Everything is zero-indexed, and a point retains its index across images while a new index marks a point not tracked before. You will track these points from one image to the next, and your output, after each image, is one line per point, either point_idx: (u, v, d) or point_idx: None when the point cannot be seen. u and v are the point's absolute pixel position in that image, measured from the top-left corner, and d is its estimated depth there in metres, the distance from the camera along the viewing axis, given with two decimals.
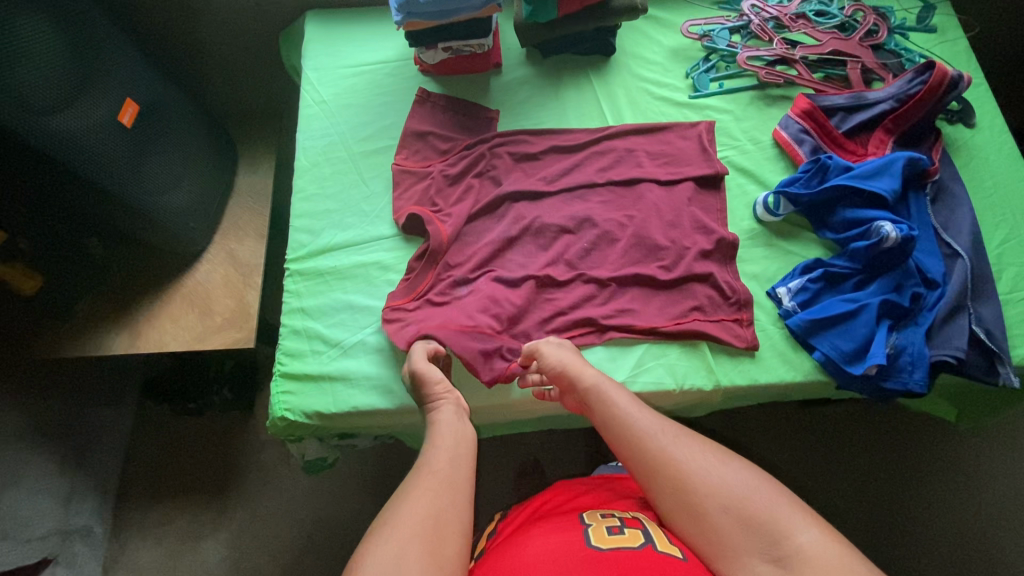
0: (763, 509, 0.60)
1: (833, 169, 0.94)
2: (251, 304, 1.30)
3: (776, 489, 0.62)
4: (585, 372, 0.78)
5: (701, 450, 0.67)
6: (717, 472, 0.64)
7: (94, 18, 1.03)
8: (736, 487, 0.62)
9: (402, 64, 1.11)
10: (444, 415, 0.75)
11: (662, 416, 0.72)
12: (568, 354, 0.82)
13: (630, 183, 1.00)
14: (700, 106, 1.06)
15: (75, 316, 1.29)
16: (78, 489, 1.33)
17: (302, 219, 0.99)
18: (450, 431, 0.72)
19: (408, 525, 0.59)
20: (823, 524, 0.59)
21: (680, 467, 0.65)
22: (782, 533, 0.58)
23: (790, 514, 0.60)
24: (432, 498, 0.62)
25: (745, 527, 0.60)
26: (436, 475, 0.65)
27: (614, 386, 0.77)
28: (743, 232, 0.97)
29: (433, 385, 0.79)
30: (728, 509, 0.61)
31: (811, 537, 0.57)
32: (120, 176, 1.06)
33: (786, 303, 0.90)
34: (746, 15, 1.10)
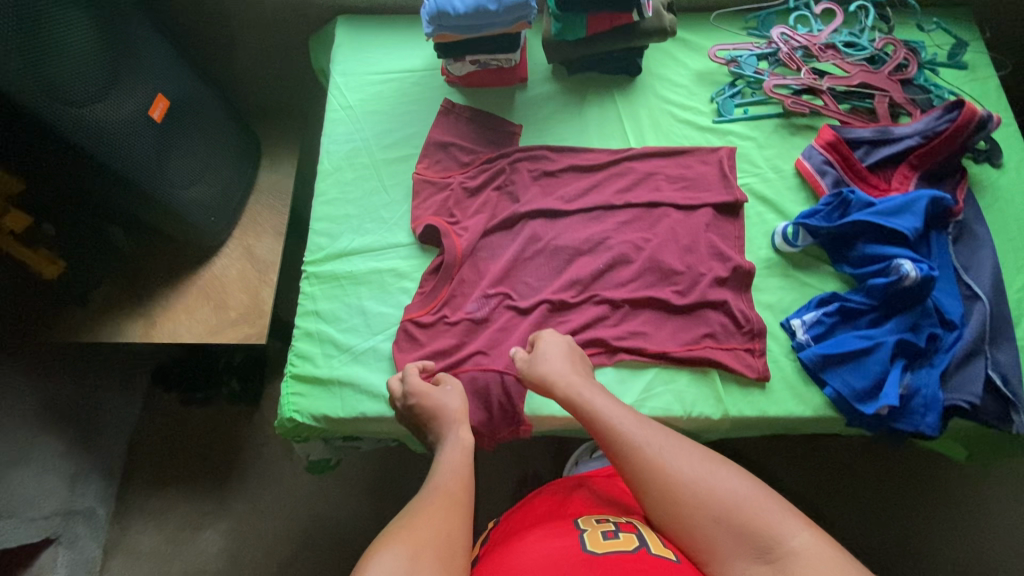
0: (753, 515, 0.62)
1: (856, 204, 0.92)
2: (265, 301, 1.32)
3: (766, 494, 0.65)
4: (567, 382, 0.79)
5: (693, 458, 0.69)
6: (709, 481, 0.66)
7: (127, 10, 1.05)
8: (728, 495, 0.65)
9: (428, 74, 1.12)
10: (450, 449, 0.76)
11: (651, 424, 0.74)
12: (549, 362, 0.83)
13: (648, 206, 1.00)
14: (723, 131, 1.06)
15: (92, 303, 1.31)
16: (84, 470, 1.36)
17: (321, 222, 1.01)
18: (455, 461, 0.74)
19: (419, 536, 0.60)
20: (812, 526, 0.62)
21: (671, 478, 0.67)
22: (774, 538, 0.61)
23: (781, 519, 0.62)
24: (440, 517, 0.64)
25: (737, 534, 0.62)
26: (444, 499, 0.67)
27: (598, 396, 0.78)
28: (760, 261, 0.96)
29: (450, 415, 0.80)
30: (718, 519, 0.63)
31: (802, 540, 0.60)
32: (148, 170, 1.08)
33: (799, 336, 0.89)
34: (775, 42, 1.09)
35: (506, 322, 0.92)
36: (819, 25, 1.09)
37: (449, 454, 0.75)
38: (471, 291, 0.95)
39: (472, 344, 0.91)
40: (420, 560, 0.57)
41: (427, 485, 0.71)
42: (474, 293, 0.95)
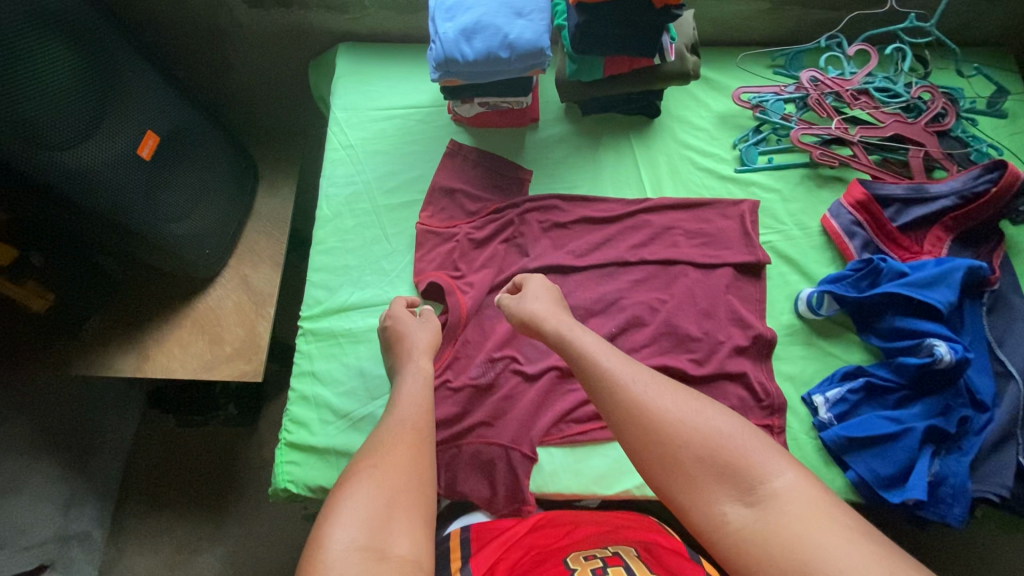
0: (736, 452, 0.56)
1: (887, 274, 0.87)
2: (262, 335, 1.27)
3: (751, 431, 0.59)
4: (553, 317, 0.78)
5: (675, 393, 0.63)
6: (689, 415, 0.60)
7: (110, 40, 0.96)
8: (710, 430, 0.58)
9: (435, 110, 1.06)
10: (409, 376, 0.79)
11: (633, 361, 0.69)
12: (537, 302, 0.83)
13: (665, 263, 0.95)
14: (745, 181, 1.00)
15: (84, 334, 1.27)
16: (78, 494, 1.34)
17: (319, 273, 0.96)
18: (416, 394, 0.77)
19: (390, 475, 0.63)
20: (800, 466, 0.55)
21: (649, 409, 0.62)
22: (757, 478, 0.54)
23: (767, 459, 0.56)
24: (407, 453, 0.67)
25: (717, 473, 0.56)
26: (406, 431, 0.70)
27: (581, 332, 0.75)
28: (781, 327, 0.91)
29: (418, 342, 0.85)
30: (699, 457, 0.57)
31: (786, 481, 0.53)
32: (140, 210, 1.02)
33: (822, 414, 0.85)
34: (805, 86, 1.01)
35: (512, 390, 0.88)
36: (852, 67, 1.02)
37: (411, 388, 0.78)
38: (474, 353, 0.91)
39: (475, 413, 0.87)
40: (394, 504, 0.60)
41: (392, 416, 0.74)
42: (477, 356, 0.90)
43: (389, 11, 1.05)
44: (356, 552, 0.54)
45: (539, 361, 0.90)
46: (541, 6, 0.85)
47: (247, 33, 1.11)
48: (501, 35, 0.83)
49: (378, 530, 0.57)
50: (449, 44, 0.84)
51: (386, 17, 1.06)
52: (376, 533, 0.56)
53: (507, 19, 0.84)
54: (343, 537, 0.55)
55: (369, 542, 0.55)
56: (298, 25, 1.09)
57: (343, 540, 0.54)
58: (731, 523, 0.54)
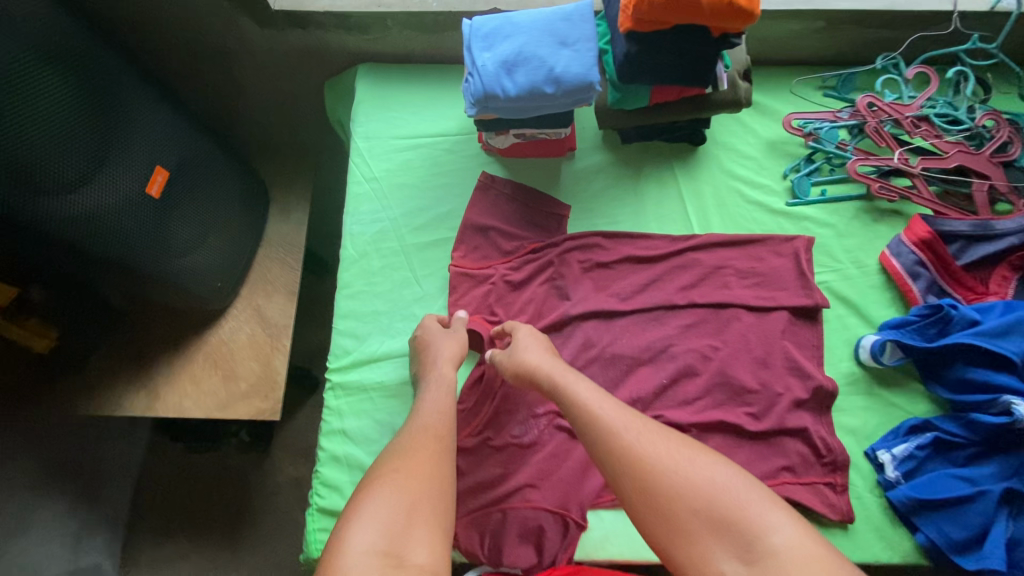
0: (733, 506, 0.58)
1: (957, 321, 0.81)
2: (278, 371, 1.20)
3: (749, 483, 0.60)
4: (545, 365, 0.76)
5: (670, 445, 0.64)
6: (686, 469, 0.61)
7: (107, 63, 0.85)
8: (706, 484, 0.60)
9: (463, 138, 0.99)
10: (430, 391, 0.77)
11: (629, 410, 0.70)
12: (528, 351, 0.79)
13: (716, 307, 0.89)
14: (797, 215, 0.94)
15: (90, 370, 1.20)
16: (89, 524, 1.28)
17: (346, 320, 0.89)
18: (437, 399, 0.76)
19: (413, 479, 0.64)
20: (797, 518, 0.57)
21: (647, 463, 0.63)
22: (756, 534, 0.56)
23: (766, 512, 0.57)
24: (427, 460, 0.67)
25: (717, 530, 0.57)
26: (428, 439, 0.70)
27: (577, 379, 0.74)
28: (840, 376, 0.87)
29: (443, 352, 0.82)
30: (696, 512, 0.58)
31: (785, 537, 0.55)
32: (149, 249, 0.95)
33: (888, 472, 0.81)
34: (861, 112, 0.95)
35: (557, 447, 0.83)
36: (910, 91, 0.96)
37: (432, 394, 0.77)
38: (516, 407, 0.86)
39: (519, 473, 0.82)
40: (413, 509, 0.61)
41: (415, 421, 0.73)
42: (520, 410, 0.86)
43: (413, 31, 0.97)
44: (374, 557, 0.55)
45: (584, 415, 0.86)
46: (587, 33, 0.79)
47: (258, 52, 1.03)
48: (547, 68, 0.76)
49: (396, 536, 0.58)
50: (489, 77, 0.77)
51: (409, 37, 0.98)
52: (395, 538, 0.57)
53: (551, 49, 0.78)
54: (362, 541, 0.56)
55: (389, 549, 0.56)
56: (313, 45, 1.01)
57: (361, 544, 0.56)
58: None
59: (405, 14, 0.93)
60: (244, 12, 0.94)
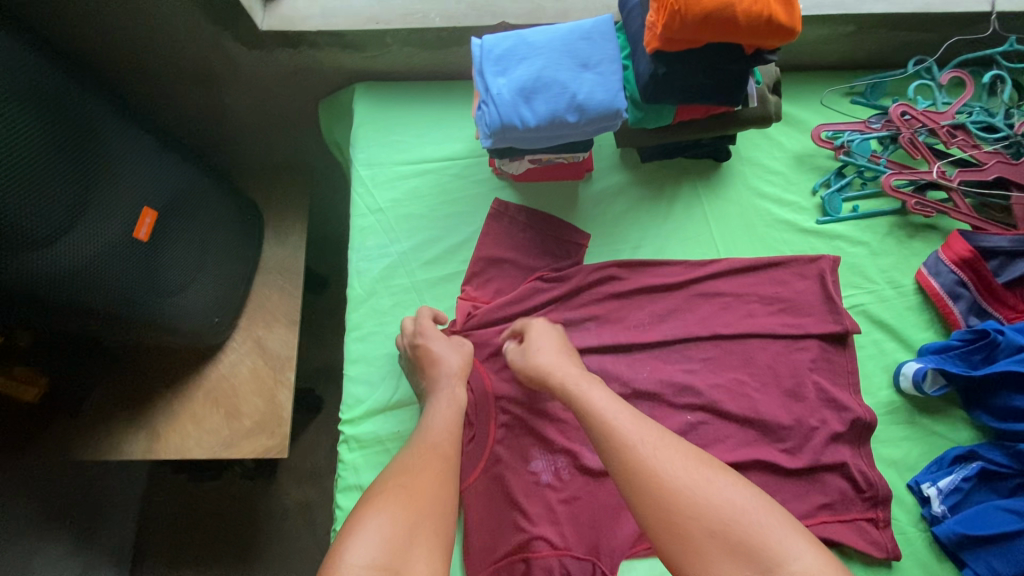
0: (753, 531, 0.55)
1: (1004, 348, 0.77)
2: (283, 407, 1.14)
3: (769, 505, 0.57)
4: (561, 369, 0.72)
5: (685, 460, 0.61)
6: (705, 487, 0.58)
7: (76, 97, 0.76)
8: (726, 507, 0.57)
9: (472, 161, 0.93)
10: (438, 409, 0.73)
11: (647, 420, 0.65)
12: (543, 353, 0.75)
13: (747, 336, 0.84)
14: (828, 234, 0.89)
15: (84, 413, 1.12)
16: (92, 563, 1.24)
17: (357, 365, 0.84)
18: (445, 416, 0.73)
19: (412, 495, 0.61)
20: (817, 546, 0.55)
21: (661, 475, 0.59)
22: (774, 559, 0.53)
23: (785, 539, 0.55)
24: (433, 477, 0.64)
25: (733, 552, 0.54)
26: (431, 455, 0.67)
27: (590, 388, 0.70)
28: (878, 405, 0.83)
29: (450, 369, 0.77)
30: (714, 533, 0.55)
31: (805, 564, 0.53)
32: (136, 292, 0.87)
33: (934, 506, 0.77)
34: (894, 122, 0.90)
35: (581, 491, 0.79)
36: (944, 98, 0.91)
37: (438, 411, 0.73)
38: (535, 451, 0.80)
39: (539, 523, 0.76)
40: (415, 522, 0.59)
41: (417, 436, 0.71)
42: (538, 451, 0.80)
43: (414, 48, 0.90)
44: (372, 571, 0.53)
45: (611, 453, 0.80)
46: (609, 54, 0.73)
47: (245, 75, 0.96)
48: (568, 94, 0.70)
49: (398, 550, 0.55)
50: (506, 107, 0.70)
51: (410, 54, 0.91)
52: (392, 554, 0.55)
53: (572, 72, 0.72)
54: (361, 556, 0.54)
55: (386, 564, 0.54)
56: (308, 66, 0.95)
57: (361, 557, 0.54)
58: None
59: (406, 32, 0.86)
60: (227, 32, 0.86)
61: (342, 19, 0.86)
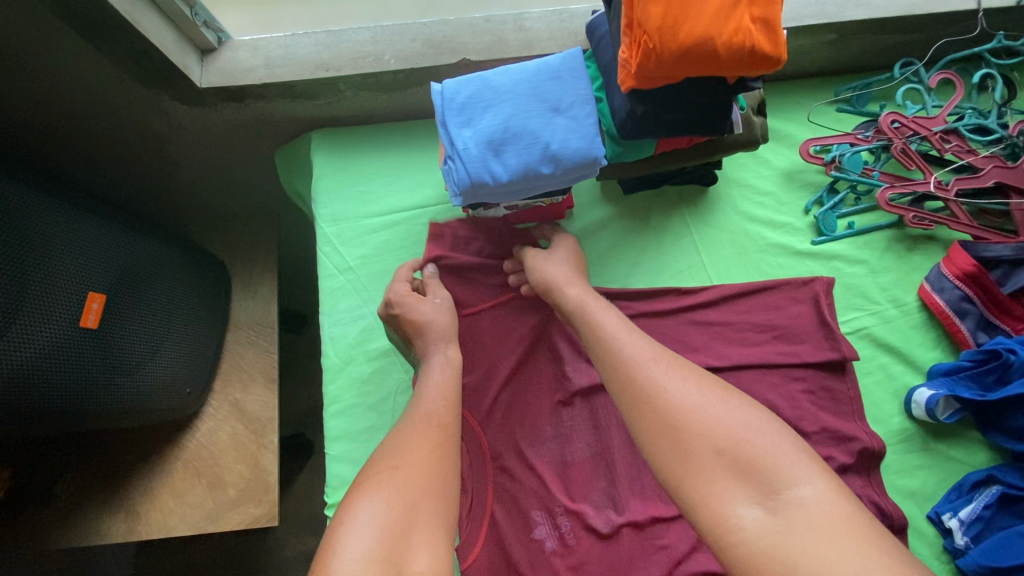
0: (760, 452, 0.52)
1: (1016, 369, 0.73)
2: (270, 471, 1.05)
3: (777, 428, 0.54)
4: (574, 285, 0.72)
5: (691, 383, 0.58)
6: (714, 407, 0.55)
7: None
8: (732, 424, 0.54)
9: (446, 208, 0.87)
10: (432, 369, 0.71)
11: (657, 345, 0.63)
12: (558, 265, 0.76)
13: (750, 372, 0.80)
14: (826, 255, 0.85)
15: (54, 500, 1.03)
16: None
17: (339, 443, 0.78)
18: (442, 383, 0.68)
19: (411, 480, 0.56)
20: (826, 473, 0.51)
21: (664, 395, 0.56)
22: (781, 482, 0.50)
23: (792, 463, 0.51)
24: (432, 451, 0.60)
25: (739, 472, 0.51)
26: (429, 428, 0.62)
27: (606, 308, 0.69)
28: (891, 433, 0.80)
29: (438, 327, 0.74)
30: (719, 451, 0.52)
31: (811, 490, 0.49)
32: (96, 377, 0.80)
33: (957, 538, 0.74)
34: (884, 131, 0.85)
35: (588, 556, 0.73)
36: (934, 101, 0.87)
37: (436, 376, 0.69)
38: (538, 518, 0.75)
39: None
40: (416, 504, 0.54)
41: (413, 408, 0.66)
42: (540, 518, 0.75)
43: (371, 92, 0.83)
44: (370, 565, 0.48)
45: (618, 509, 0.75)
46: (582, 94, 0.67)
47: (190, 131, 0.89)
48: (541, 143, 0.64)
49: (396, 541, 0.51)
50: (474, 163, 0.64)
51: (367, 98, 0.84)
52: (393, 542, 0.51)
53: (543, 118, 0.66)
54: (357, 549, 0.49)
55: (387, 555, 0.49)
56: (258, 118, 0.87)
57: (356, 550, 0.49)
58: (746, 527, 0.49)
59: (360, 77, 0.79)
60: (163, 93, 0.80)
61: (289, 69, 0.79)
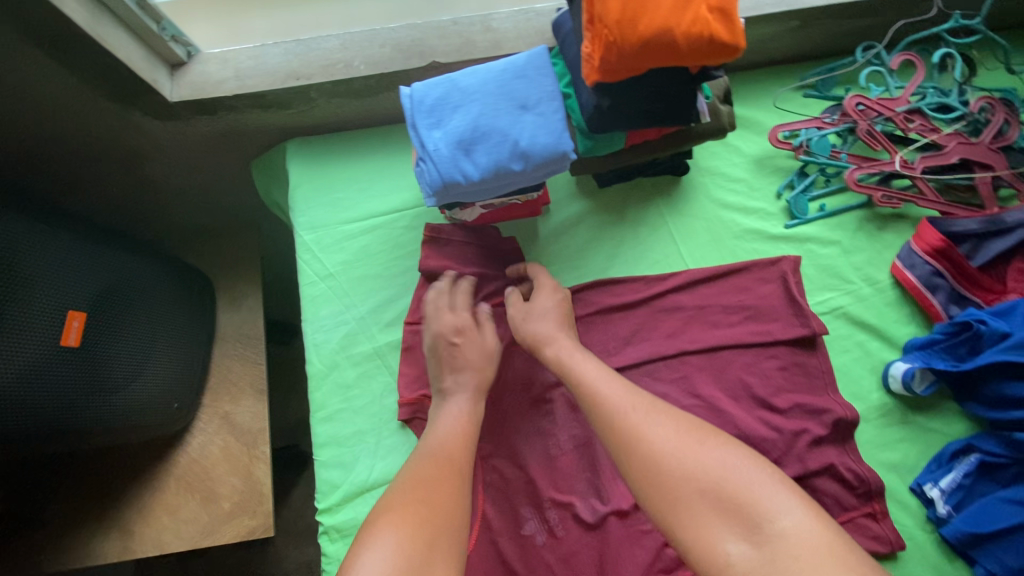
0: (741, 487, 0.53)
1: (987, 338, 0.75)
2: (263, 482, 1.04)
3: (755, 464, 0.56)
4: (557, 340, 0.73)
5: (671, 426, 0.60)
6: (694, 450, 0.57)
7: None
8: (712, 464, 0.55)
9: (424, 210, 0.87)
10: (451, 412, 0.71)
11: (636, 390, 0.65)
12: (543, 320, 0.76)
13: (729, 356, 0.81)
14: (799, 237, 0.86)
15: (47, 523, 1.03)
16: None
17: (327, 448, 0.78)
18: (456, 424, 0.70)
19: (421, 516, 0.57)
20: (806, 503, 0.52)
21: (646, 442, 0.58)
22: (763, 516, 0.51)
23: (773, 495, 0.53)
24: (451, 490, 0.61)
25: (723, 510, 0.53)
26: (443, 466, 0.63)
27: (584, 358, 0.71)
28: (871, 408, 0.81)
29: (472, 378, 0.75)
30: (702, 492, 0.54)
31: (793, 519, 0.51)
32: (78, 399, 0.80)
33: (939, 507, 0.75)
34: (850, 114, 0.87)
35: (578, 545, 0.74)
36: (897, 82, 0.89)
37: (448, 417, 0.70)
38: (527, 512, 0.76)
39: None
40: (434, 539, 0.55)
41: (425, 444, 0.67)
42: (530, 511, 0.76)
43: (343, 99, 0.83)
44: None
45: (607, 498, 0.75)
46: (549, 90, 0.68)
47: (164, 145, 0.89)
48: (510, 141, 0.65)
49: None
50: (445, 163, 0.65)
51: (339, 104, 0.85)
52: None
53: (511, 116, 0.67)
54: None
55: None
56: (231, 130, 0.88)
57: None
58: (734, 563, 0.50)
59: (331, 84, 0.80)
60: (134, 108, 0.80)
61: (259, 79, 0.80)
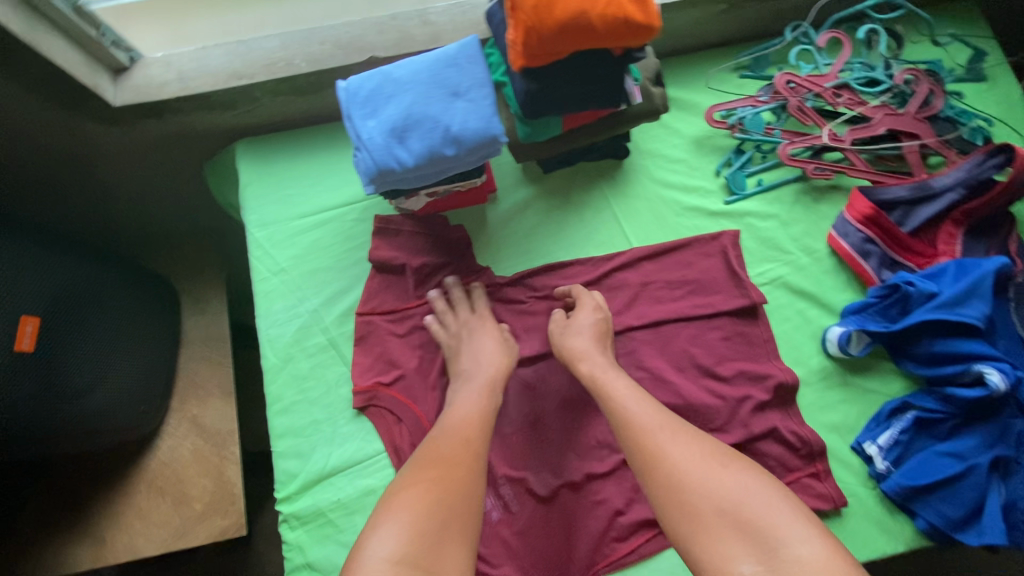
0: (758, 512, 0.54)
1: (916, 298, 0.79)
2: (234, 483, 1.05)
3: (778, 495, 0.56)
4: (592, 358, 0.74)
5: (699, 449, 0.61)
6: (717, 474, 0.58)
7: None
8: (733, 487, 0.56)
9: (375, 202, 0.89)
10: (468, 394, 0.72)
11: (667, 412, 0.66)
12: (578, 336, 0.77)
13: (674, 329, 0.84)
14: (738, 213, 0.89)
15: (21, 531, 1.03)
16: None
17: (284, 438, 0.80)
18: (477, 404, 0.71)
19: (443, 489, 0.58)
20: (821, 532, 0.53)
21: (674, 462, 0.59)
22: (779, 539, 0.52)
23: (789, 522, 0.53)
24: (467, 469, 0.62)
25: (741, 531, 0.53)
26: (463, 446, 0.64)
27: (620, 379, 0.71)
28: (812, 372, 0.84)
29: (489, 368, 0.76)
30: (722, 512, 0.55)
31: (810, 549, 0.51)
32: (34, 408, 0.80)
33: (878, 464, 0.78)
34: (781, 92, 0.91)
35: (531, 518, 0.75)
36: (825, 60, 0.93)
37: (467, 398, 0.71)
38: None
39: (498, 562, 0.74)
40: (450, 515, 0.57)
41: (446, 420, 0.69)
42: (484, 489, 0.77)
43: (287, 96, 0.85)
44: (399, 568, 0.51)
45: (558, 471, 0.77)
46: (479, 78, 0.70)
47: (113, 147, 0.91)
48: (442, 127, 0.68)
49: (425, 546, 0.54)
50: (379, 151, 0.67)
51: (284, 103, 0.87)
52: (425, 549, 0.53)
53: (443, 103, 0.69)
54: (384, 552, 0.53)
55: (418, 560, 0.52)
56: (180, 131, 0.89)
57: (384, 551, 0.53)
58: None
59: (274, 82, 0.82)
60: (80, 113, 0.82)
61: (202, 80, 0.81)
